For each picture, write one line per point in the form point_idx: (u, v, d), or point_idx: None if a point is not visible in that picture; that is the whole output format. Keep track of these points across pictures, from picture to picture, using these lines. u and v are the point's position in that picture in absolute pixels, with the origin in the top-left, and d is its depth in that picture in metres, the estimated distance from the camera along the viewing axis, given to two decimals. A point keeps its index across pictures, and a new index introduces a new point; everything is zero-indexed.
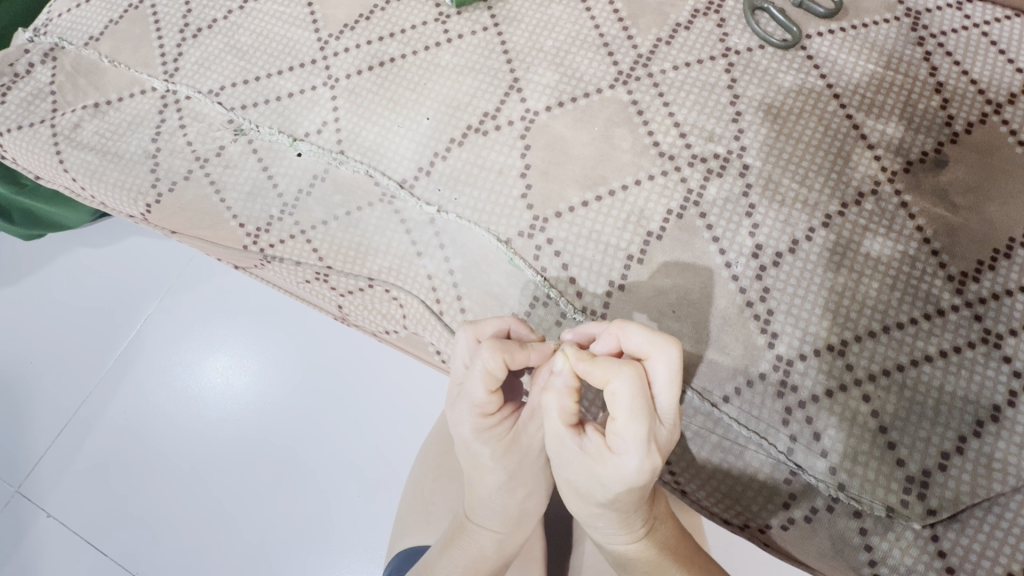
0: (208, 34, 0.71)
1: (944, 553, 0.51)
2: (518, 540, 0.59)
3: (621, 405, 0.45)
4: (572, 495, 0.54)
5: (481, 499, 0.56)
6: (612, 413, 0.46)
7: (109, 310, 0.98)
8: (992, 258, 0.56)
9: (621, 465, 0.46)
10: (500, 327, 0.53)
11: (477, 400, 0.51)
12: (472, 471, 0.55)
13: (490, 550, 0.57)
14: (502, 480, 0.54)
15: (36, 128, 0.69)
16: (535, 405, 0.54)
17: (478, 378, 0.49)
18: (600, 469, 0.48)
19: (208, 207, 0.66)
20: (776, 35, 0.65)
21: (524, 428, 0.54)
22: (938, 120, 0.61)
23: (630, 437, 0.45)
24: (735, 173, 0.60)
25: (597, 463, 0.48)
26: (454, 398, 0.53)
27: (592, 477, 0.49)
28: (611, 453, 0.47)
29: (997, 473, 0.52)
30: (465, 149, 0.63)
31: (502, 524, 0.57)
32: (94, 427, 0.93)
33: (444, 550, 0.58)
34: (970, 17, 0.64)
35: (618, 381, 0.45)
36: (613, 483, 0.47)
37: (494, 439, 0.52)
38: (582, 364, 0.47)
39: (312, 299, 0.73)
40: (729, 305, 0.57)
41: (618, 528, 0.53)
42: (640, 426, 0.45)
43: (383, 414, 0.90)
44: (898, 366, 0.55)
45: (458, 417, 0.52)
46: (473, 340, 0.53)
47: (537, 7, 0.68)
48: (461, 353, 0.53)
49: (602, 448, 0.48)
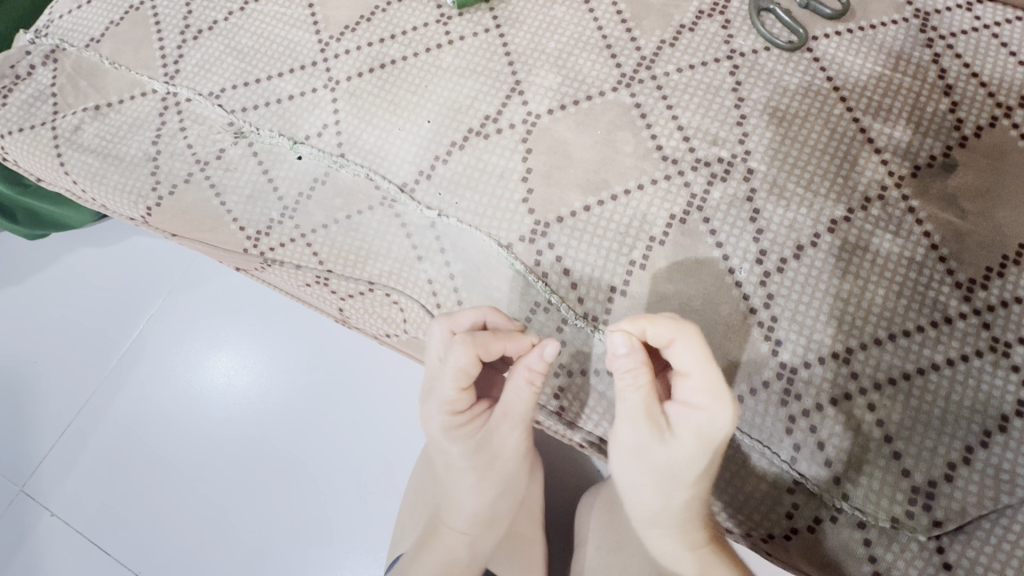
0: (209, 36, 0.71)
1: (949, 565, 0.51)
2: (490, 541, 0.60)
3: (693, 358, 0.48)
4: (656, 490, 0.52)
5: (452, 500, 0.56)
6: (685, 367, 0.49)
7: (109, 313, 0.98)
8: (1001, 265, 0.55)
9: (719, 421, 0.48)
10: (476, 318, 0.54)
11: (448, 397, 0.51)
12: (444, 470, 0.55)
13: (462, 552, 0.58)
14: (472, 480, 0.54)
15: (36, 131, 0.69)
16: (508, 403, 0.53)
17: (450, 374, 0.50)
18: (693, 432, 0.49)
19: (208, 211, 0.65)
20: (781, 37, 0.64)
21: (501, 427, 0.53)
22: (947, 123, 0.60)
23: (715, 390, 0.48)
24: (739, 178, 0.59)
25: (693, 429, 0.49)
26: (426, 396, 0.53)
27: (691, 449, 0.50)
28: (699, 414, 0.49)
29: (1004, 485, 0.51)
30: (467, 152, 0.63)
31: (471, 525, 0.57)
32: (97, 427, 0.93)
33: (417, 553, 0.59)
34: (980, 18, 0.63)
35: (688, 335, 0.48)
36: (711, 444, 0.49)
37: (465, 435, 0.52)
38: (642, 325, 0.48)
39: (314, 301, 0.72)
40: (732, 312, 0.56)
41: (695, 510, 0.54)
42: (718, 372, 0.48)
43: (383, 416, 0.90)
44: (904, 375, 0.54)
45: (429, 414, 0.52)
46: (448, 332, 0.53)
47: (539, 9, 0.68)
48: (437, 345, 0.54)
49: (686, 412, 0.49)
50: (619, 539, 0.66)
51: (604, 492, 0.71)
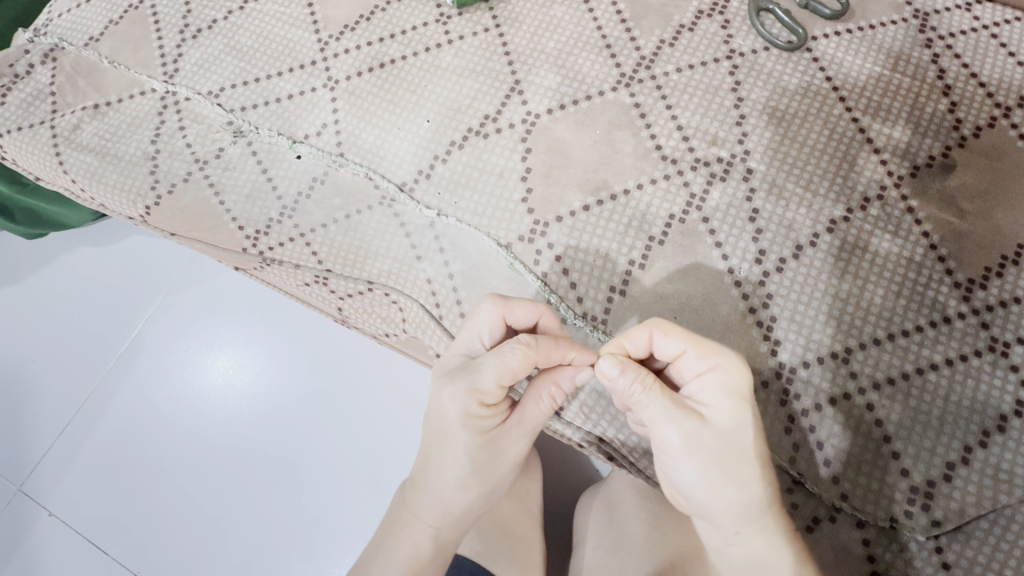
0: (208, 35, 0.70)
1: (948, 565, 0.51)
2: (455, 540, 0.58)
3: (680, 336, 0.48)
4: (732, 480, 0.45)
5: (434, 487, 0.55)
6: (675, 351, 0.49)
7: (108, 312, 0.98)
8: (1000, 265, 0.56)
9: (737, 379, 0.47)
10: (532, 315, 0.53)
11: (482, 386, 0.50)
12: (435, 454, 0.54)
13: (426, 548, 0.56)
14: (462, 472, 0.54)
15: (35, 130, 0.69)
16: (528, 414, 0.54)
17: (496, 366, 0.49)
18: (722, 394, 0.47)
19: (207, 210, 0.65)
20: (781, 37, 0.64)
21: (511, 430, 0.54)
22: (946, 124, 0.60)
23: (715, 354, 0.47)
24: (738, 178, 0.59)
25: (720, 398, 0.47)
26: (455, 373, 0.51)
27: (732, 421, 0.46)
28: (720, 379, 0.47)
29: (1003, 485, 0.51)
30: (466, 152, 0.63)
31: (442, 520, 0.56)
32: (95, 426, 0.93)
33: (384, 544, 0.57)
34: (979, 18, 0.63)
35: (658, 325, 0.48)
36: (745, 406, 0.47)
37: (479, 429, 0.52)
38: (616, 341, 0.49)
39: (313, 301, 0.72)
40: (731, 312, 0.56)
41: (773, 487, 0.47)
42: (704, 337, 0.49)
43: (382, 415, 0.90)
44: (903, 375, 0.54)
45: (457, 399, 0.50)
46: (500, 318, 0.52)
47: (539, 8, 0.68)
48: (482, 326, 0.52)
49: (707, 385, 0.47)
50: (619, 539, 0.66)
51: (604, 492, 0.72)
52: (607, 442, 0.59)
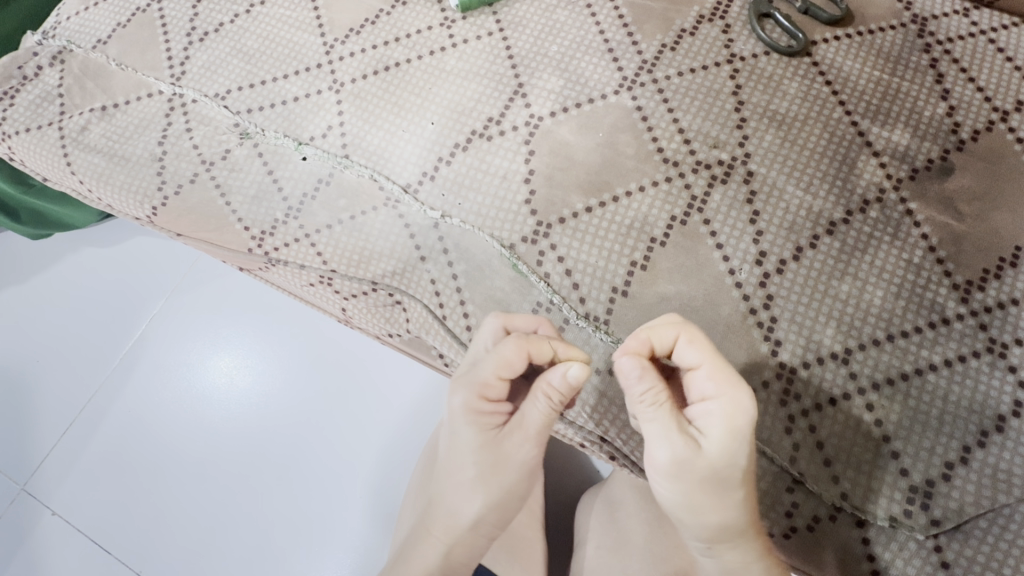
0: (215, 38, 0.71)
1: (947, 563, 0.51)
2: (468, 558, 0.57)
3: (696, 353, 0.47)
4: (706, 503, 0.47)
5: (445, 496, 0.54)
6: (693, 364, 0.48)
7: (112, 313, 0.99)
8: (998, 267, 0.56)
9: (739, 407, 0.46)
10: (532, 323, 0.54)
11: (482, 381, 0.51)
12: (448, 462, 0.54)
13: (435, 560, 0.55)
14: (469, 481, 0.53)
15: (43, 131, 0.70)
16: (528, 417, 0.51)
17: (492, 362, 0.50)
18: (721, 424, 0.46)
19: (213, 211, 0.66)
20: (781, 41, 0.65)
21: (513, 431, 0.52)
22: (944, 127, 0.61)
23: (725, 379, 0.47)
24: (738, 181, 0.60)
25: (715, 424, 0.46)
26: (459, 376, 0.53)
27: (723, 448, 0.46)
28: (720, 406, 0.46)
29: (1001, 484, 0.51)
30: (470, 154, 0.64)
31: (452, 533, 0.55)
32: (99, 426, 0.93)
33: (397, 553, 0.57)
34: (977, 23, 0.64)
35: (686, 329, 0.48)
36: (741, 434, 0.46)
37: (478, 424, 0.52)
38: (640, 336, 0.48)
39: (316, 301, 0.72)
40: (732, 313, 0.57)
41: (751, 515, 0.48)
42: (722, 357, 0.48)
43: (386, 414, 0.90)
44: (902, 375, 0.54)
45: (455, 390, 0.52)
46: (502, 327, 0.53)
47: (542, 12, 0.68)
48: (486, 337, 0.53)
49: (708, 408, 0.47)
50: (620, 539, 0.67)
51: (604, 493, 0.72)
52: (608, 441, 0.59)
